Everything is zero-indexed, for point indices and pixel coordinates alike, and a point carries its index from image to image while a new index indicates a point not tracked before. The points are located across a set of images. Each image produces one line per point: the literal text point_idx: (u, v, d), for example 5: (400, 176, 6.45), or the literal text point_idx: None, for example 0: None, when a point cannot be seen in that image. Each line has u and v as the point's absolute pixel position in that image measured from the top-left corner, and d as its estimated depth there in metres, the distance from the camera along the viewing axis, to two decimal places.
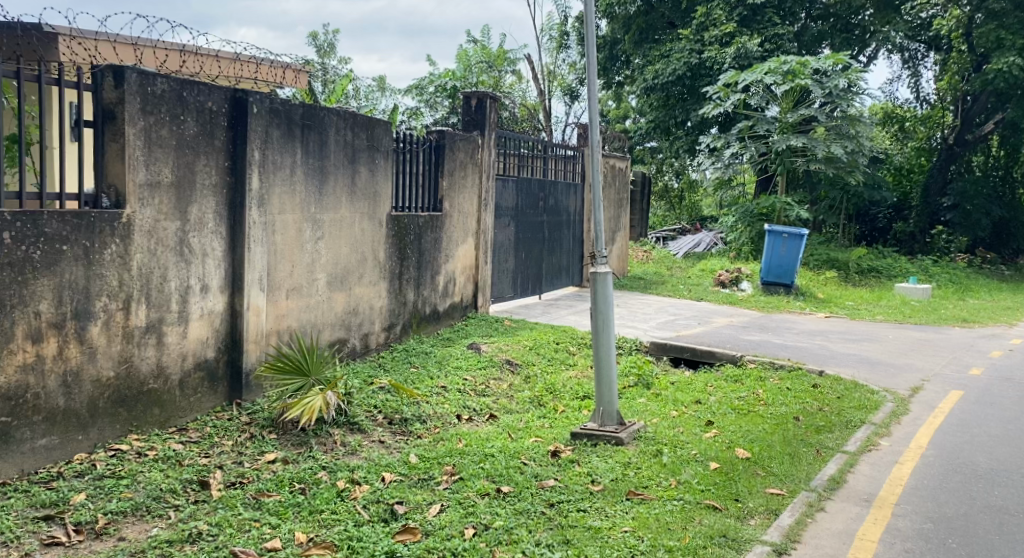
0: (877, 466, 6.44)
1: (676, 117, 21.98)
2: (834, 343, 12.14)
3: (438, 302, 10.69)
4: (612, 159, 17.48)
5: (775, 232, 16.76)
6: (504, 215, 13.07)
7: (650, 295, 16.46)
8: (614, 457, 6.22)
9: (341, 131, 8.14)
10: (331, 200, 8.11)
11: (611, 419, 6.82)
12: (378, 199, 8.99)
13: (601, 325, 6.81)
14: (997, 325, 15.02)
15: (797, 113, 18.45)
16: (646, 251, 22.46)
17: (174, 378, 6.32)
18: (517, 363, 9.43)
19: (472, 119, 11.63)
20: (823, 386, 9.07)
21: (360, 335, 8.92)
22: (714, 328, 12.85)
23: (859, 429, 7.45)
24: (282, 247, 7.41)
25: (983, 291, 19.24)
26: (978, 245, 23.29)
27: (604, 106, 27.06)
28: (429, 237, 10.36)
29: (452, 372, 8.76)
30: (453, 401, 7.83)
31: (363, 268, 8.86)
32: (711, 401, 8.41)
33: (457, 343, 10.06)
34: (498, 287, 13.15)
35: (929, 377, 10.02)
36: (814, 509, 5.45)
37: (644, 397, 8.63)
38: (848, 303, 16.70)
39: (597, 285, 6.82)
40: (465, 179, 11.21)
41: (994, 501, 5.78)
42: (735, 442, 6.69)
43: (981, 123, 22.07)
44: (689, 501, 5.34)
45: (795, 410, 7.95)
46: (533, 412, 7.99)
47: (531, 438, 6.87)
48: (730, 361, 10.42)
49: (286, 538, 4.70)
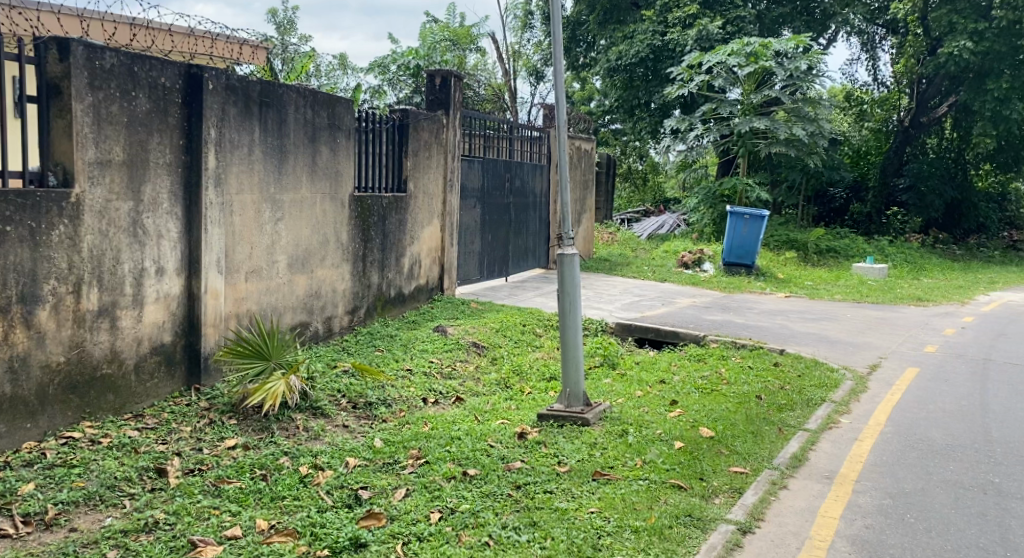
0: (838, 444, 6.44)
1: (639, 97, 21.91)
2: (794, 323, 12.22)
3: (403, 284, 10.55)
4: (577, 140, 17.41)
5: (736, 212, 16.78)
6: (470, 197, 12.93)
7: (616, 276, 16.44)
8: (580, 438, 6.15)
9: (300, 110, 7.95)
10: (291, 179, 7.93)
11: (578, 401, 6.75)
12: (340, 179, 8.82)
13: (568, 306, 6.73)
14: (951, 303, 15.23)
15: (760, 95, 18.50)
16: (611, 232, 22.46)
17: (129, 363, 6.13)
18: (482, 345, 9.33)
19: (436, 99, 11.44)
20: (786, 365, 9.09)
21: (322, 319, 8.77)
22: (677, 309, 12.87)
23: (820, 407, 7.47)
24: (240, 229, 7.23)
25: (938, 270, 19.51)
26: (931, 226, 23.64)
27: (569, 87, 26.96)
28: (393, 218, 10.20)
29: (417, 355, 8.65)
30: (419, 384, 7.72)
31: (325, 250, 8.69)
32: (676, 381, 8.38)
33: (423, 325, 9.93)
34: (464, 269, 13.03)
35: (886, 355, 10.11)
36: (777, 487, 5.41)
37: (609, 378, 8.60)
38: (807, 283, 16.83)
39: (564, 266, 6.74)
40: (429, 159, 11.05)
41: (950, 476, 5.80)
42: (700, 421, 6.66)
43: (935, 105, 22.29)
44: (655, 480, 5.28)
45: (758, 388, 7.95)
46: (499, 394, 7.92)
47: (498, 421, 6.79)
48: (694, 341, 10.42)
49: (247, 525, 4.57)
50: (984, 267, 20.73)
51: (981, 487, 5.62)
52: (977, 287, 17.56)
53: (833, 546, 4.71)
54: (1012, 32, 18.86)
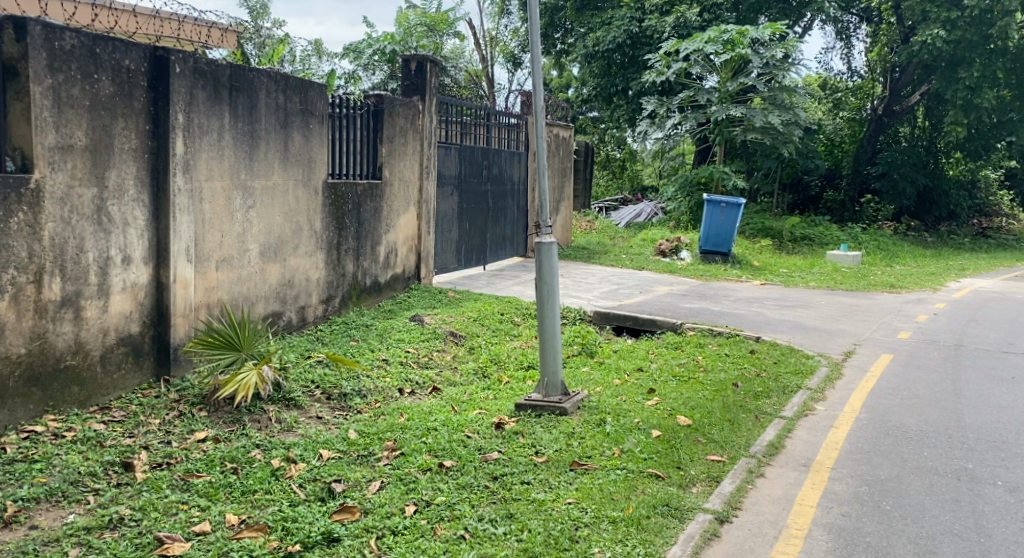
0: (814, 431, 6.36)
1: (617, 85, 21.81)
2: (770, 310, 12.22)
3: (379, 273, 10.42)
4: (555, 127, 17.30)
5: (713, 200, 16.80)
6: (447, 184, 12.78)
7: (594, 264, 16.38)
8: (558, 427, 6.06)
9: (271, 94, 7.81)
10: (262, 166, 7.79)
11: (556, 390, 6.67)
12: (314, 166, 8.68)
13: (546, 294, 6.63)
14: (923, 290, 15.29)
15: (737, 83, 18.47)
16: (589, 220, 22.41)
17: (94, 354, 5.97)
18: (459, 334, 9.20)
19: (411, 84, 11.28)
20: (763, 352, 9.05)
21: (296, 308, 8.64)
22: (654, 297, 12.82)
23: (795, 395, 7.42)
24: (210, 217, 7.08)
25: (910, 258, 19.61)
26: (902, 214, 23.78)
27: (546, 74, 26.82)
28: (368, 206, 10.06)
29: (393, 345, 8.52)
30: (395, 374, 7.61)
31: (298, 238, 8.57)
32: (654, 370, 8.31)
33: (399, 315, 9.80)
34: (441, 258, 12.90)
35: (861, 342, 10.11)
36: (754, 475, 5.32)
37: (587, 367, 8.54)
38: (782, 271, 16.83)
39: (542, 254, 6.64)
40: (405, 146, 10.90)
41: (923, 463, 5.75)
42: (678, 409, 6.58)
43: (908, 94, 22.36)
44: (632, 469, 5.19)
45: (735, 376, 7.89)
46: (476, 383, 7.83)
47: (475, 411, 6.70)
48: (672, 329, 10.36)
49: (216, 520, 4.44)
50: (955, 254, 20.87)
51: (954, 474, 5.56)
52: (948, 274, 17.64)
53: (810, 535, 4.64)
54: (984, 21, 18.91)
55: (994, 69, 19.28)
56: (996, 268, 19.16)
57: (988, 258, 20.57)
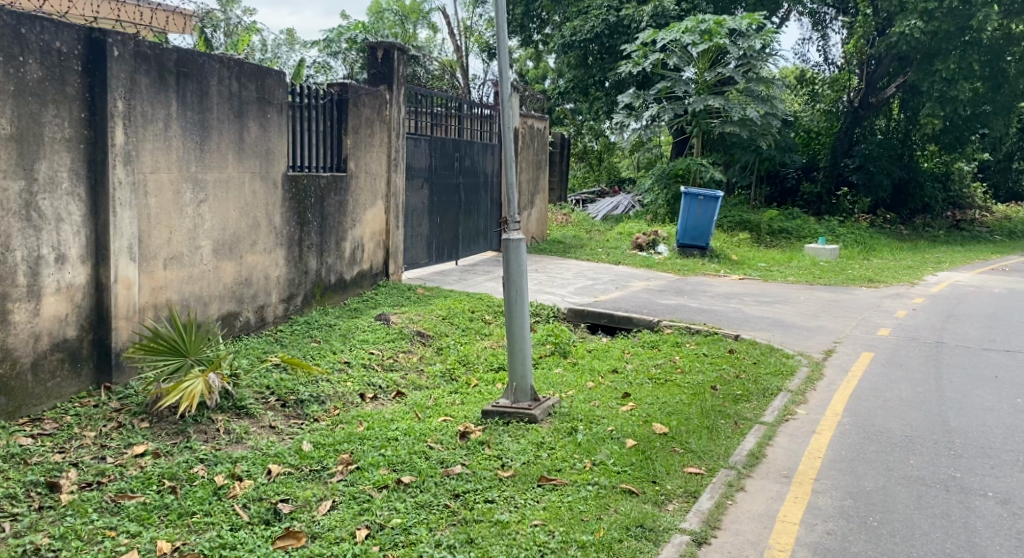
0: (795, 438, 5.98)
1: (594, 76, 21.46)
2: (748, 306, 11.90)
3: (345, 270, 10.01)
4: (530, 119, 16.90)
5: (690, 193, 16.48)
6: (417, 176, 12.36)
7: (569, 259, 16.02)
8: (527, 436, 5.69)
9: (223, 82, 7.41)
10: (214, 157, 7.38)
11: (526, 395, 6.30)
12: (273, 157, 8.26)
13: (515, 294, 6.26)
14: (901, 284, 15.04)
15: (715, 74, 18.14)
16: (565, 213, 22.04)
17: (24, 362, 5.54)
18: (426, 333, 8.80)
19: (378, 72, 10.85)
20: (741, 352, 8.72)
21: (254, 308, 8.23)
22: (630, 293, 12.48)
23: (776, 398, 7.07)
24: (156, 212, 6.67)
25: (887, 251, 19.42)
26: (878, 206, 23.60)
27: (523, 65, 26.42)
28: (332, 200, 9.63)
29: (356, 346, 8.11)
30: (357, 378, 7.22)
31: (256, 234, 8.15)
32: (630, 371, 7.96)
33: (365, 313, 9.38)
34: (411, 254, 12.49)
35: (840, 339, 9.80)
36: (734, 490, 4.94)
37: (560, 368, 8.18)
38: (760, 265, 16.55)
39: (509, 252, 6.26)
40: (371, 137, 10.47)
41: (910, 471, 5.27)
42: (654, 415, 6.22)
43: (884, 86, 22.14)
44: (604, 485, 4.83)
45: (713, 378, 7.55)
46: (444, 387, 7.46)
47: (440, 418, 6.32)
48: (648, 327, 10.03)
49: (146, 548, 4.04)
50: (931, 247, 20.71)
51: (943, 484, 5.08)
52: (925, 267, 17.44)
53: None
54: (961, 13, 18.65)
55: (970, 61, 19.11)
56: (972, 261, 19.01)
57: (964, 251, 20.43)
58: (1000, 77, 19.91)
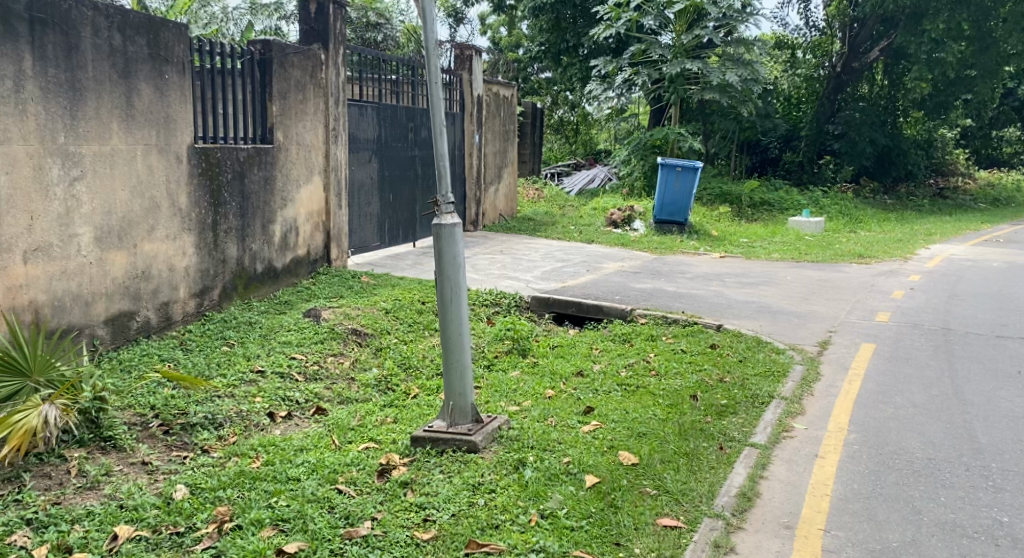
0: (795, 464, 4.88)
1: (567, 41, 20.34)
2: (731, 289, 10.77)
3: (273, 257, 8.83)
4: (494, 86, 15.56)
5: (667, 165, 15.21)
6: (363, 149, 11.11)
7: (538, 238, 14.82)
8: (463, 474, 4.55)
9: (100, 34, 6.31)
10: (94, 125, 6.29)
11: (465, 417, 5.10)
12: (173, 125, 7.13)
13: (449, 293, 5.05)
14: (892, 259, 13.95)
15: (692, 35, 16.80)
16: (538, 187, 20.83)
17: None
18: (362, 331, 7.60)
19: (311, 29, 9.68)
20: (726, 347, 7.59)
21: (155, 305, 7.07)
22: (603, 276, 11.31)
23: (768, 408, 5.89)
24: (10, 193, 5.67)
25: (873, 223, 18.39)
26: (861, 174, 22.53)
27: (495, 32, 25.09)
28: (253, 176, 8.44)
29: (277, 350, 6.93)
30: (267, 393, 6.05)
31: (153, 216, 7.01)
32: (597, 375, 6.81)
33: (295, 309, 8.16)
34: (360, 236, 11.27)
35: (836, 327, 8.69)
36: (719, 553, 3.86)
37: (516, 372, 7.05)
38: (742, 241, 15.44)
39: (442, 240, 5.03)
40: (303, 103, 9.31)
41: (942, 516, 4.20)
42: (621, 438, 5.06)
43: (867, 50, 20.98)
44: (552, 552, 3.72)
45: (693, 383, 6.40)
46: (376, 399, 6.28)
47: (362, 446, 5.16)
48: (620, 317, 8.90)
49: None
50: (918, 218, 19.71)
51: (988, 535, 4.02)
52: (916, 239, 16.40)
53: None
54: None
55: (958, 20, 17.95)
56: (962, 231, 18.07)
57: (953, 221, 19.45)
58: (988, 38, 18.65)
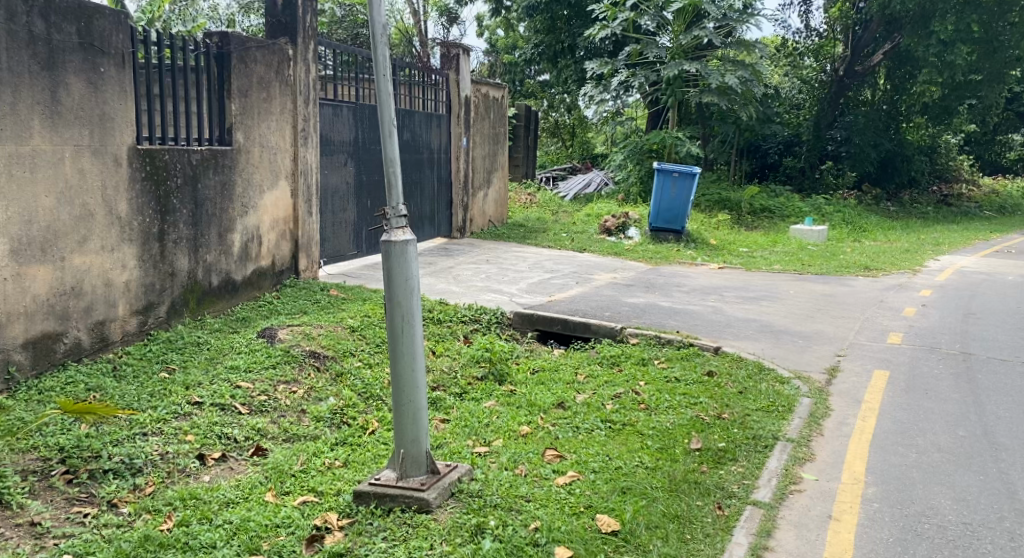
0: (805, 530, 4.19)
1: (562, 41, 19.66)
2: (729, 304, 10.05)
3: (231, 269, 8.09)
4: (484, 86, 14.82)
5: (664, 170, 14.51)
6: (337, 152, 10.38)
7: (527, 246, 14.08)
8: (411, 544, 3.87)
9: (17, 20, 5.64)
10: (11, 122, 5.62)
11: (419, 468, 4.37)
12: (110, 124, 6.40)
13: (400, 323, 4.31)
14: (899, 271, 13.21)
15: (690, 36, 16.10)
16: (531, 192, 20.08)
17: None
18: (321, 353, 6.80)
19: (278, 22, 8.96)
20: (724, 375, 6.84)
21: (88, 325, 6.32)
22: (594, 289, 10.58)
23: (773, 452, 5.14)
24: None
25: (879, 231, 17.67)
26: (862, 181, 21.81)
27: (492, 33, 24.35)
28: (209, 181, 7.72)
29: (222, 376, 6.18)
30: (201, 430, 5.28)
31: (86, 226, 6.27)
32: (579, 408, 6.06)
33: (251, 327, 7.43)
34: (333, 244, 10.53)
35: (845, 349, 7.97)
36: None
37: (491, 402, 6.30)
38: (742, 251, 14.72)
39: (392, 260, 4.29)
40: (267, 101, 8.59)
41: None
42: (601, 495, 4.36)
43: (870, 54, 20.26)
44: None
45: (686, 420, 5.64)
46: (327, 435, 5.52)
47: (300, 500, 4.44)
48: (608, 336, 8.18)
49: None
50: (924, 226, 18.97)
51: None
52: (923, 249, 15.70)
53: None
54: None
55: (968, 22, 17.20)
56: (972, 241, 17.34)
57: (960, 230, 18.72)
58: (994, 42, 17.92)
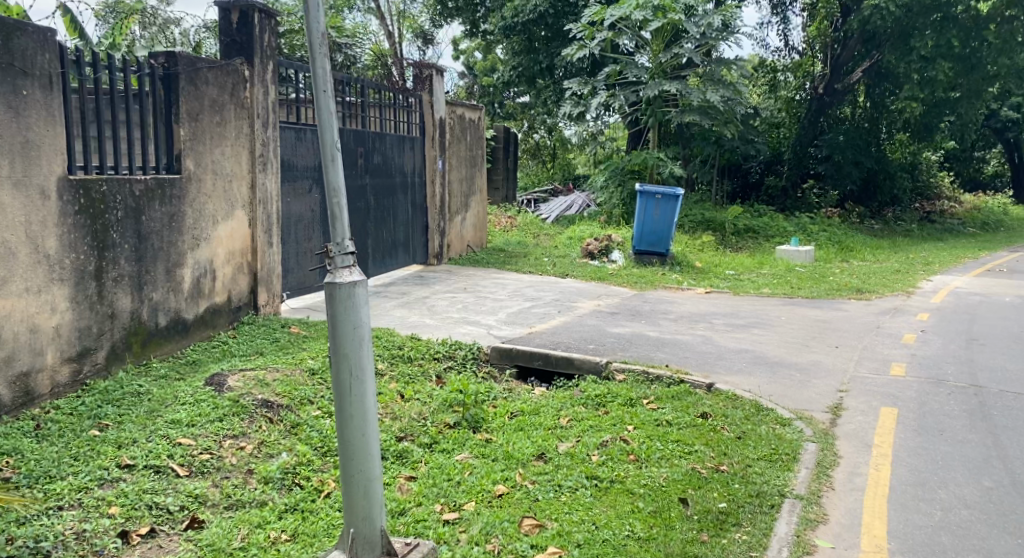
0: None
1: (541, 63, 19.11)
2: (720, 333, 9.46)
3: (181, 307, 7.41)
4: (459, 107, 14.24)
5: (646, 192, 13.98)
6: (301, 178, 9.74)
7: (508, 272, 13.47)
8: None
9: None
10: None
11: (372, 550, 3.79)
12: (34, 153, 5.79)
13: (348, 380, 3.70)
14: (893, 294, 12.67)
15: (670, 54, 15.63)
16: (510, 215, 19.50)
17: None
18: (275, 402, 6.09)
19: (233, 42, 8.36)
20: (720, 417, 6.23)
21: (8, 378, 5.65)
22: (577, 318, 9.98)
23: (778, 513, 4.54)
24: None
25: (866, 250, 17.18)
26: (845, 199, 21.36)
27: (470, 56, 23.86)
28: (155, 212, 7.07)
29: (161, 432, 5.49)
30: (128, 498, 4.64)
31: (5, 265, 5.62)
32: (561, 459, 5.42)
33: (201, 371, 6.77)
34: (298, 275, 9.85)
35: (847, 383, 7.38)
36: None
37: (464, 454, 5.65)
38: (728, 274, 14.17)
39: (336, 305, 3.67)
40: (220, 125, 7.96)
41: None
42: None
43: (850, 70, 19.84)
44: None
45: (680, 475, 5.02)
46: (275, 500, 4.86)
47: None
48: (593, 372, 7.57)
49: None
50: (912, 245, 18.50)
51: None
52: (914, 270, 15.20)
53: None
54: None
55: (949, 37, 16.81)
56: (961, 260, 16.91)
57: (949, 248, 18.27)
58: (973, 58, 17.48)
